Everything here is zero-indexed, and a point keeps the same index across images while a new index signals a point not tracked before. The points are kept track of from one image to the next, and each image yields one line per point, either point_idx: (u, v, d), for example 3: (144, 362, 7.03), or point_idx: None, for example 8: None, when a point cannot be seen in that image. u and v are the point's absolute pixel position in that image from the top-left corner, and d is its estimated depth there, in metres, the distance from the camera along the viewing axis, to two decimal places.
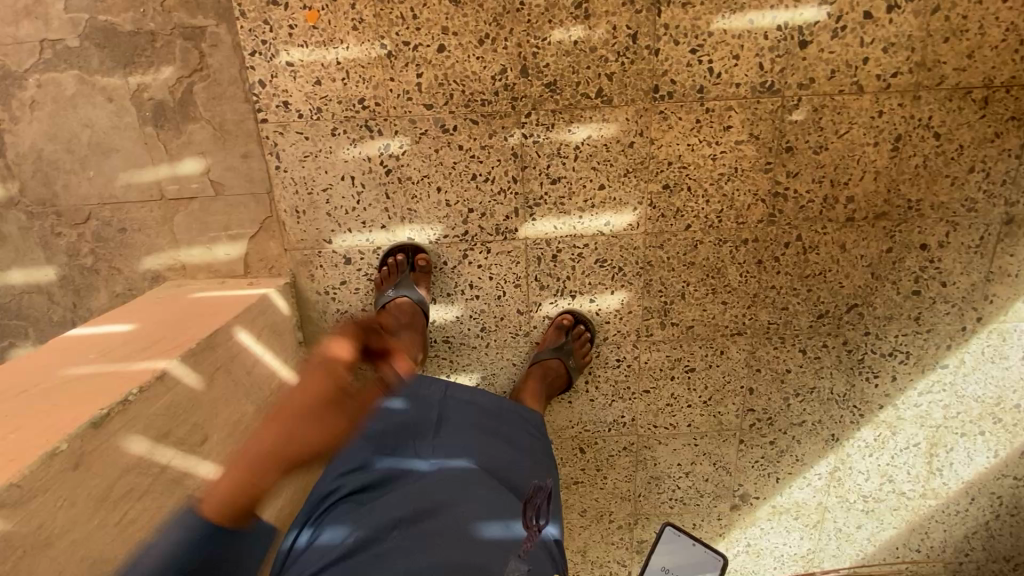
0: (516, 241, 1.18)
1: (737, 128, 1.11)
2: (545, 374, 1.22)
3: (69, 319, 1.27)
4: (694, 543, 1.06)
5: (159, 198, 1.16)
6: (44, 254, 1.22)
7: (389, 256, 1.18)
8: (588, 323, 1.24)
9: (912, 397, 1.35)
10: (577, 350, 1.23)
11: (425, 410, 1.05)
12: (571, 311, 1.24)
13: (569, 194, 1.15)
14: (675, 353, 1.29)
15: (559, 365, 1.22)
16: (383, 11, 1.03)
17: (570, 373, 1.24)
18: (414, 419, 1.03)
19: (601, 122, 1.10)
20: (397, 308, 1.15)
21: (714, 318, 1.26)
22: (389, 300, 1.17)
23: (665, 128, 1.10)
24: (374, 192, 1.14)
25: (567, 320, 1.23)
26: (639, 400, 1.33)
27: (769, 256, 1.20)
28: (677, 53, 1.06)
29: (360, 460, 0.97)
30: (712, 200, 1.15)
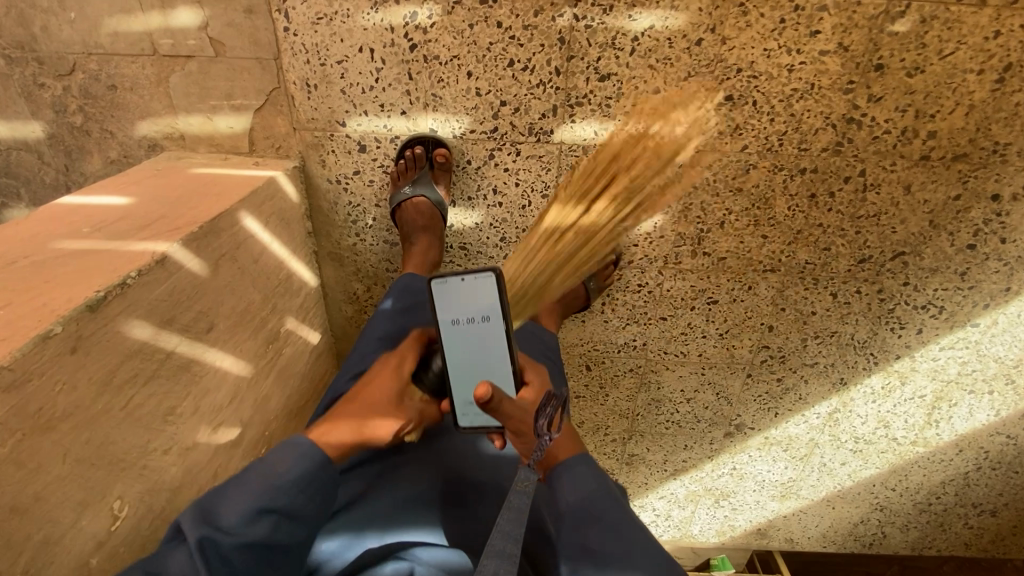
0: (549, 145, 1.07)
1: (827, 34, 0.94)
2: (562, 293, 1.18)
3: (62, 183, 1.19)
4: (462, 277, 0.71)
5: (151, 53, 1.02)
6: (28, 106, 1.10)
7: (407, 148, 1.07)
8: (615, 246, 1.16)
9: (933, 351, 1.32)
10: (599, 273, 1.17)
11: None
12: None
13: (618, 95, 1.01)
14: (701, 284, 1.23)
15: (577, 286, 1.19)
16: None
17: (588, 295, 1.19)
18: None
19: (668, 9, 0.93)
20: (414, 209, 1.08)
21: (750, 251, 1.18)
22: (405, 198, 1.08)
23: (742, 25, 0.93)
24: (395, 70, 1.00)
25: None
26: (654, 326, 1.30)
27: (825, 191, 1.09)
28: None
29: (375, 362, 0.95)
30: (777, 119, 1.02)
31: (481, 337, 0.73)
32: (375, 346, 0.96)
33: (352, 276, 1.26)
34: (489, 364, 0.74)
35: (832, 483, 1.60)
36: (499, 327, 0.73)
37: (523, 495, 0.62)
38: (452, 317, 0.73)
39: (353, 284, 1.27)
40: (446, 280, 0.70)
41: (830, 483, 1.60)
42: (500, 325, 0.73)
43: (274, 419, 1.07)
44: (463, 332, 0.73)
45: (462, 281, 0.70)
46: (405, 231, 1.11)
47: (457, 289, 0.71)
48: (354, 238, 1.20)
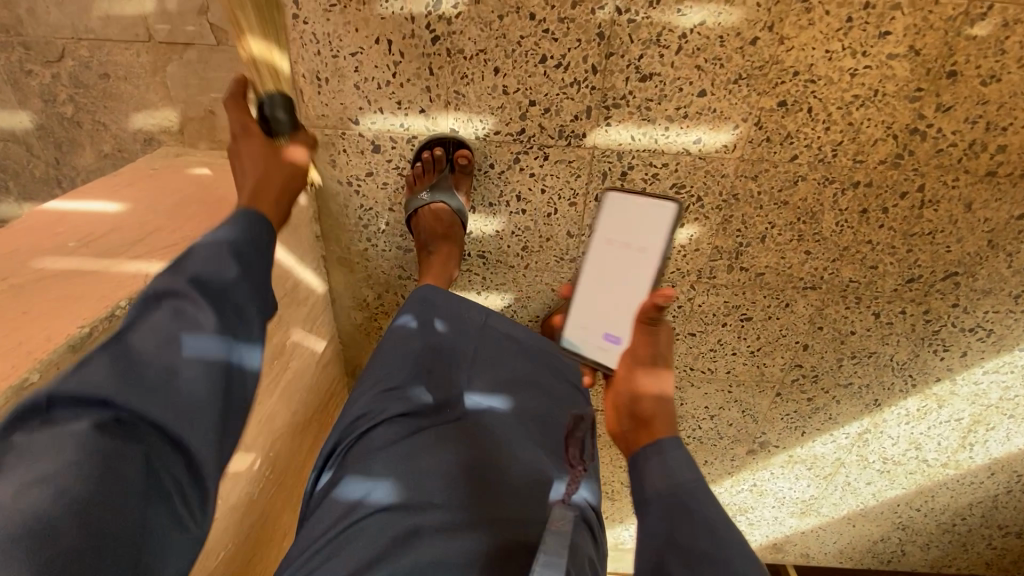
0: (580, 150, 0.98)
1: (897, 36, 0.84)
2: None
3: (54, 177, 1.11)
4: (640, 200, 0.90)
5: (147, 40, 0.92)
6: (15, 94, 1.01)
7: (425, 150, 0.98)
8: None
9: (975, 375, 1.24)
10: None
11: (458, 339, 0.95)
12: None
13: (659, 98, 0.91)
14: (735, 300, 1.15)
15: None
16: None
17: None
18: (453, 353, 0.93)
19: (722, 4, 0.83)
20: (432, 217, 1.01)
21: (790, 268, 1.10)
22: (422, 206, 1.01)
23: (803, 24, 0.84)
24: (415, 65, 0.90)
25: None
26: (681, 342, 1.22)
27: (878, 206, 1.01)
28: None
29: (392, 386, 0.86)
30: (833, 128, 0.93)
31: (624, 260, 0.92)
32: (393, 368, 0.88)
33: (363, 282, 1.18)
34: (614, 287, 0.93)
35: (854, 502, 1.55)
36: (652, 261, 0.89)
37: (560, 533, 0.59)
38: (610, 238, 0.93)
39: (364, 291, 1.19)
40: (637, 202, 0.90)
41: (853, 502, 1.55)
42: (652, 259, 0.89)
43: (279, 438, 1.00)
44: (612, 253, 0.93)
45: (641, 205, 0.89)
46: (422, 240, 1.04)
47: (633, 210, 0.90)
48: (365, 243, 1.12)
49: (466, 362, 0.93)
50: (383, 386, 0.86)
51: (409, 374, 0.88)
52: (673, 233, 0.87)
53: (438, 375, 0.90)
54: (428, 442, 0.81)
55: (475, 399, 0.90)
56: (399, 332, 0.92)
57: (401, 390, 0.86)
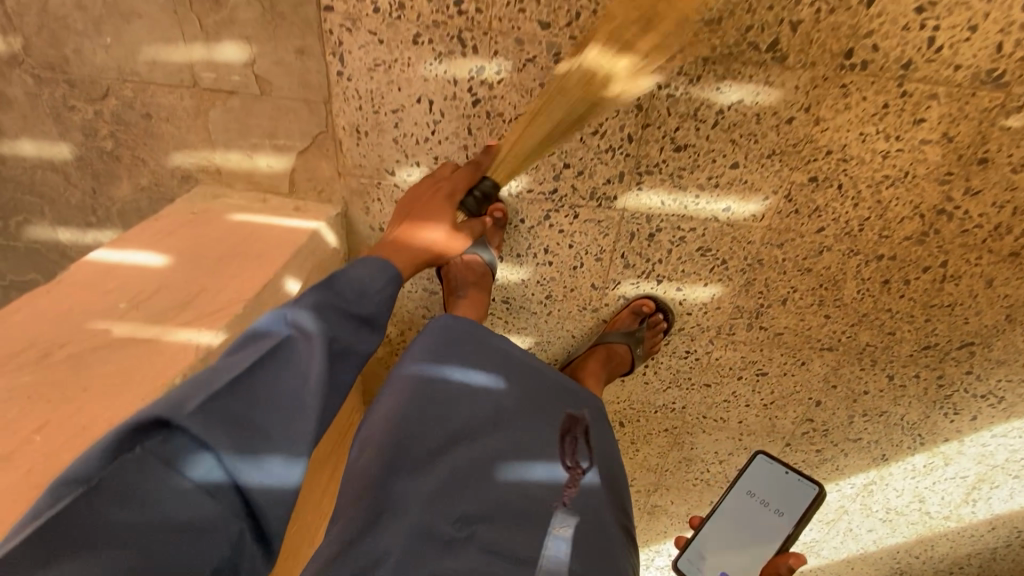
0: (611, 210, 0.99)
1: (932, 123, 0.85)
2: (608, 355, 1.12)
3: (90, 205, 1.13)
4: (788, 473, 1.14)
5: (191, 85, 0.94)
6: (57, 127, 1.03)
7: None
8: (667, 314, 1.10)
9: (984, 437, 1.26)
10: (648, 339, 1.12)
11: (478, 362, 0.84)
12: (652, 298, 1.10)
13: (692, 167, 0.93)
14: (752, 355, 1.17)
15: (625, 352, 1.12)
16: None
17: (634, 361, 1.14)
18: (479, 367, 0.84)
19: (762, 84, 0.84)
20: (465, 269, 1.03)
21: (809, 330, 1.12)
22: (455, 257, 1.03)
23: (840, 107, 0.85)
24: (454, 124, 0.92)
25: (647, 306, 1.10)
26: (696, 391, 1.24)
27: (900, 278, 1.02)
28: (897, 8, 0.77)
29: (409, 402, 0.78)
30: (862, 204, 0.94)
31: (760, 517, 1.13)
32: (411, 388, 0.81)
33: (387, 319, 1.20)
34: (724, 540, 1.15)
35: (854, 546, 1.57)
36: (781, 524, 1.11)
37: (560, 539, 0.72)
38: (760, 490, 1.16)
39: (387, 328, 1.22)
40: (778, 466, 1.17)
41: (853, 546, 1.57)
42: (784, 525, 1.11)
43: None
44: (751, 503, 1.16)
45: (790, 476, 1.14)
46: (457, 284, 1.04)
47: (782, 477, 1.15)
48: None
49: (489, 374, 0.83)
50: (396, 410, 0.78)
51: (418, 396, 0.80)
52: (811, 510, 1.10)
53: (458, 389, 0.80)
54: (445, 465, 0.74)
55: (484, 424, 0.78)
56: (425, 346, 0.85)
57: (407, 421, 0.77)
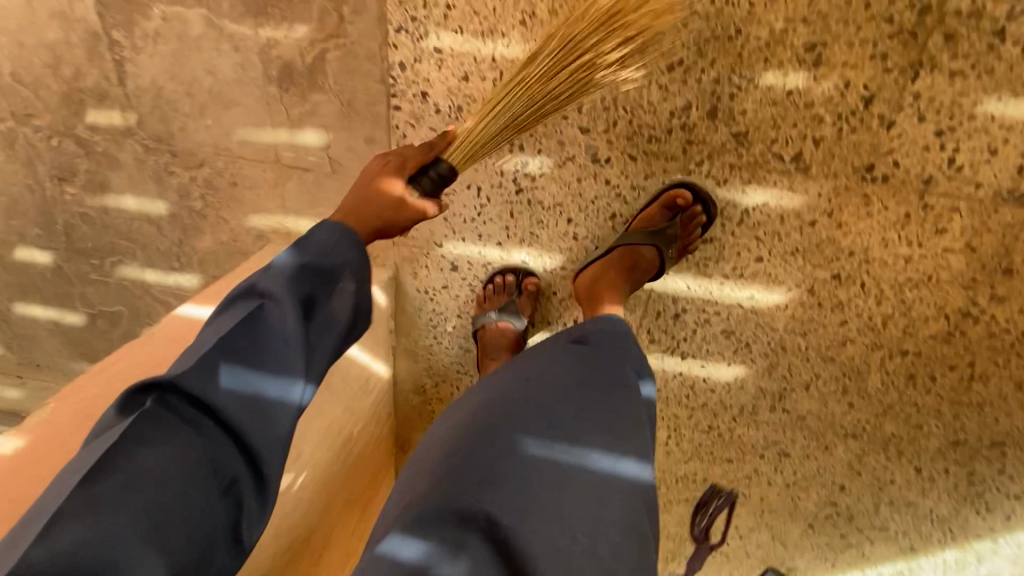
0: (638, 290, 1.06)
1: (954, 234, 0.89)
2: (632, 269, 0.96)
3: (175, 252, 1.28)
4: None
5: (274, 162, 1.08)
6: (156, 188, 1.19)
7: (498, 275, 1.09)
8: (708, 208, 0.91)
9: (1020, 538, 1.22)
10: (683, 234, 0.93)
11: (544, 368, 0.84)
12: (690, 186, 0.91)
13: (717, 258, 0.99)
14: (774, 436, 1.19)
15: (653, 255, 0.96)
16: (560, 9, 0.83)
17: (664, 264, 0.96)
18: (548, 393, 0.78)
19: (786, 190, 0.90)
20: (499, 334, 1.09)
21: (832, 416, 1.13)
22: (490, 322, 1.09)
23: (861, 214, 0.90)
24: (498, 207, 1.02)
25: (683, 199, 0.91)
26: (717, 465, 1.27)
27: (925, 374, 1.04)
28: (917, 132, 0.82)
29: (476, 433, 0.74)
30: (884, 303, 0.97)
31: None
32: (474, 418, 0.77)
33: (423, 371, 1.29)
34: None
35: None
36: None
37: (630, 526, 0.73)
38: None
39: (423, 379, 1.30)
40: None
41: None
42: None
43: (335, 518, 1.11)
44: None
45: None
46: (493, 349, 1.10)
47: None
48: (430, 340, 1.24)
49: (562, 401, 0.77)
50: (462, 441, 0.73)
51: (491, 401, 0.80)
52: None
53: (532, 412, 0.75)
54: (529, 490, 0.67)
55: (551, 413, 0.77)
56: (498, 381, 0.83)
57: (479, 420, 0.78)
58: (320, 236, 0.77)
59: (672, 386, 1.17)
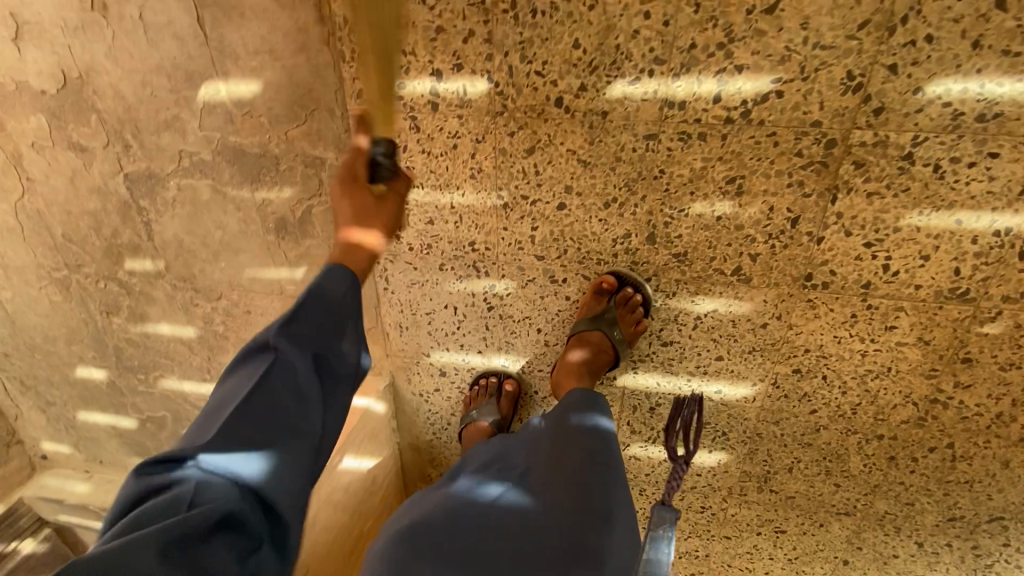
0: (612, 388, 1.12)
1: (904, 329, 0.92)
2: (584, 350, 1.02)
3: (205, 367, 1.45)
4: None
5: (279, 293, 1.22)
6: (185, 316, 1.36)
7: (482, 377, 1.19)
8: (637, 287, 0.98)
9: None
10: (623, 318, 0.99)
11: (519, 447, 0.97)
12: (614, 272, 0.98)
13: (679, 358, 1.05)
14: (767, 514, 1.21)
15: (602, 338, 1.00)
16: (503, 163, 0.93)
17: (615, 347, 1.02)
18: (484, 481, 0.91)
19: (733, 298, 0.96)
20: (477, 431, 1.16)
21: (821, 495, 1.14)
22: (471, 419, 1.18)
23: (809, 316, 0.94)
24: (474, 322, 1.12)
25: (608, 282, 0.98)
26: (717, 542, 1.29)
27: (906, 455, 1.05)
28: (847, 244, 0.86)
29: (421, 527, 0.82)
30: (850, 392, 1.00)
31: None
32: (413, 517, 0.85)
33: (428, 462, 1.39)
34: None
35: None
36: None
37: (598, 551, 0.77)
38: None
39: (429, 469, 1.40)
40: None
41: None
42: None
43: None
44: None
45: None
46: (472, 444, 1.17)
47: None
48: (430, 438, 1.33)
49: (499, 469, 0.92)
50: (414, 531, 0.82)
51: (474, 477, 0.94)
52: None
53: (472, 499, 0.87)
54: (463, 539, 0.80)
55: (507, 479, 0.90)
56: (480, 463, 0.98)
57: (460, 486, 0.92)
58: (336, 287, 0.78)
59: (660, 471, 1.21)
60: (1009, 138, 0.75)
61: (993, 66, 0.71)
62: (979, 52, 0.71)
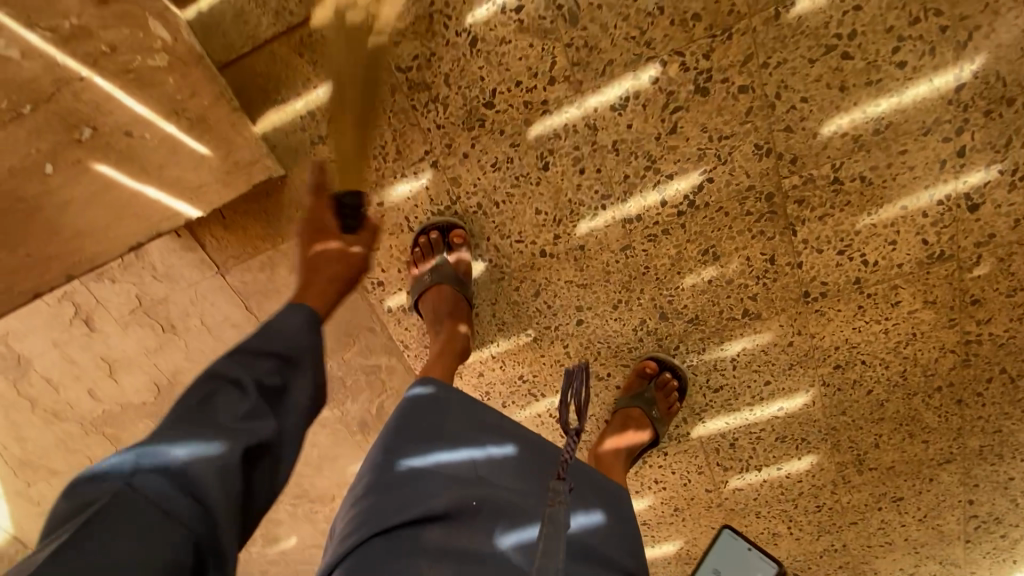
0: (690, 441, 1.25)
1: (908, 300, 1.02)
2: (630, 428, 1.13)
3: None
4: None
5: None
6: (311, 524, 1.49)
7: (423, 235, 1.01)
8: (675, 369, 1.12)
9: None
10: (662, 401, 1.12)
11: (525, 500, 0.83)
12: (655, 357, 1.12)
13: (735, 396, 1.17)
14: (879, 490, 1.27)
15: (643, 415, 1.13)
16: (520, 311, 1.10)
17: (655, 425, 1.14)
18: (506, 460, 0.87)
19: (753, 334, 1.08)
20: (436, 295, 1.02)
21: (917, 455, 1.21)
22: (423, 286, 1.02)
23: (824, 322, 1.06)
24: (551, 436, 1.25)
25: (651, 366, 1.11)
26: (847, 530, 1.35)
27: (970, 393, 1.12)
28: (824, 259, 0.99)
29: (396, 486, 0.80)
30: (892, 364, 1.10)
31: None
32: (377, 479, 0.81)
33: None
34: None
35: None
36: None
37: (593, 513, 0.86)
38: None
39: None
40: None
41: None
42: None
43: None
44: None
45: None
46: (433, 314, 1.03)
47: None
48: None
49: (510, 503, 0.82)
50: (371, 563, 0.73)
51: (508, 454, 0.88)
52: None
53: (434, 471, 0.82)
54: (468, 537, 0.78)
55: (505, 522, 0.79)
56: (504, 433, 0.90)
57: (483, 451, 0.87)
58: (290, 321, 0.77)
59: (765, 491, 1.30)
60: (908, 136, 0.88)
61: (865, 96, 0.86)
62: (848, 92, 0.86)
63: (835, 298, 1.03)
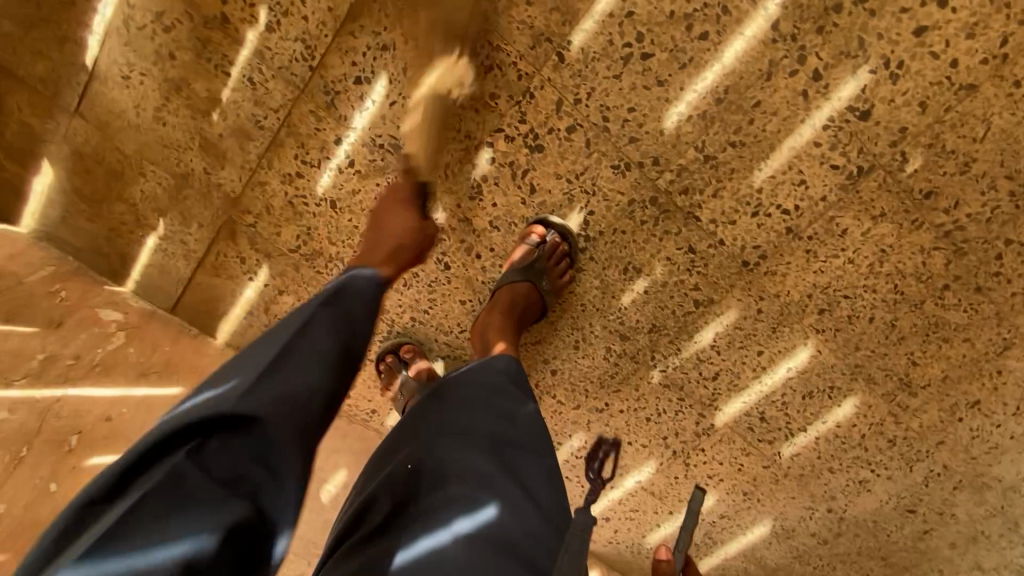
0: (719, 430, 1.21)
1: (855, 223, 0.95)
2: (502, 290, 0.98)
3: None
4: None
5: None
6: None
7: (382, 359, 1.11)
8: (568, 236, 0.96)
9: None
10: (552, 270, 0.98)
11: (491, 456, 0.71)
12: (542, 221, 0.97)
13: (737, 375, 1.13)
14: (948, 403, 1.15)
15: (531, 291, 0.98)
16: None
17: (544, 296, 1.00)
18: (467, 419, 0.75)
19: (718, 316, 1.06)
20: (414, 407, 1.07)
21: (966, 355, 1.09)
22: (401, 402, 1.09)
23: (780, 278, 1.01)
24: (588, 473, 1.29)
25: (539, 232, 0.96)
26: (939, 452, 1.21)
27: (987, 277, 1.00)
28: (742, 226, 0.96)
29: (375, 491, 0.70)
30: (877, 286, 1.02)
31: None
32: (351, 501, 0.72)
33: None
34: None
35: None
36: None
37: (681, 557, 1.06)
38: None
39: None
40: None
41: None
42: None
43: None
44: None
45: None
46: None
47: None
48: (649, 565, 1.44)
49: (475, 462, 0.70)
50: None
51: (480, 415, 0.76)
52: None
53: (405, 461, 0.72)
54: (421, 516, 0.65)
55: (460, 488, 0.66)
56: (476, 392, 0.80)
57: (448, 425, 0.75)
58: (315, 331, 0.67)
59: (825, 447, 1.22)
60: (753, 89, 0.85)
61: (687, 78, 0.86)
62: (668, 82, 0.86)
63: (775, 252, 0.99)
